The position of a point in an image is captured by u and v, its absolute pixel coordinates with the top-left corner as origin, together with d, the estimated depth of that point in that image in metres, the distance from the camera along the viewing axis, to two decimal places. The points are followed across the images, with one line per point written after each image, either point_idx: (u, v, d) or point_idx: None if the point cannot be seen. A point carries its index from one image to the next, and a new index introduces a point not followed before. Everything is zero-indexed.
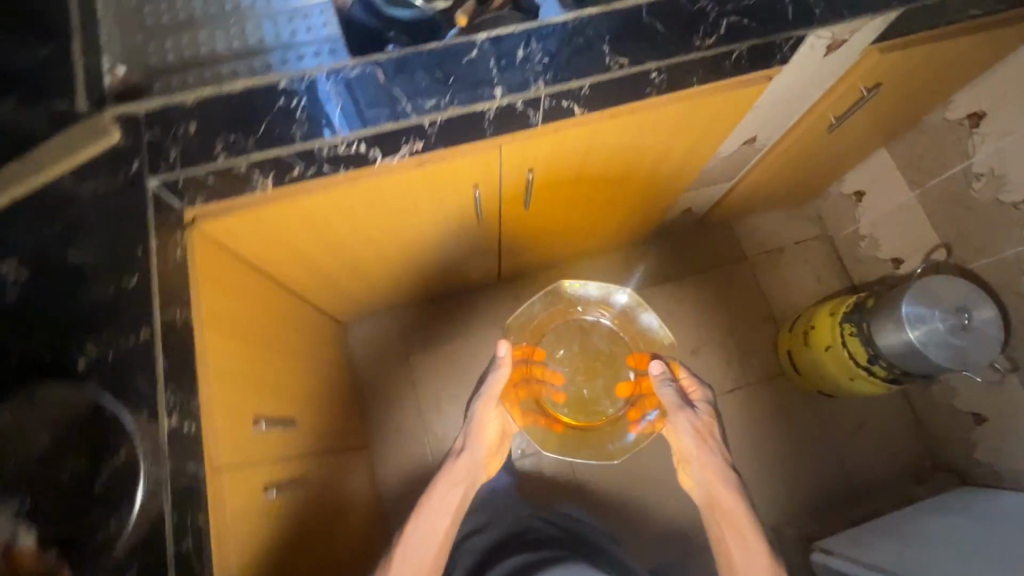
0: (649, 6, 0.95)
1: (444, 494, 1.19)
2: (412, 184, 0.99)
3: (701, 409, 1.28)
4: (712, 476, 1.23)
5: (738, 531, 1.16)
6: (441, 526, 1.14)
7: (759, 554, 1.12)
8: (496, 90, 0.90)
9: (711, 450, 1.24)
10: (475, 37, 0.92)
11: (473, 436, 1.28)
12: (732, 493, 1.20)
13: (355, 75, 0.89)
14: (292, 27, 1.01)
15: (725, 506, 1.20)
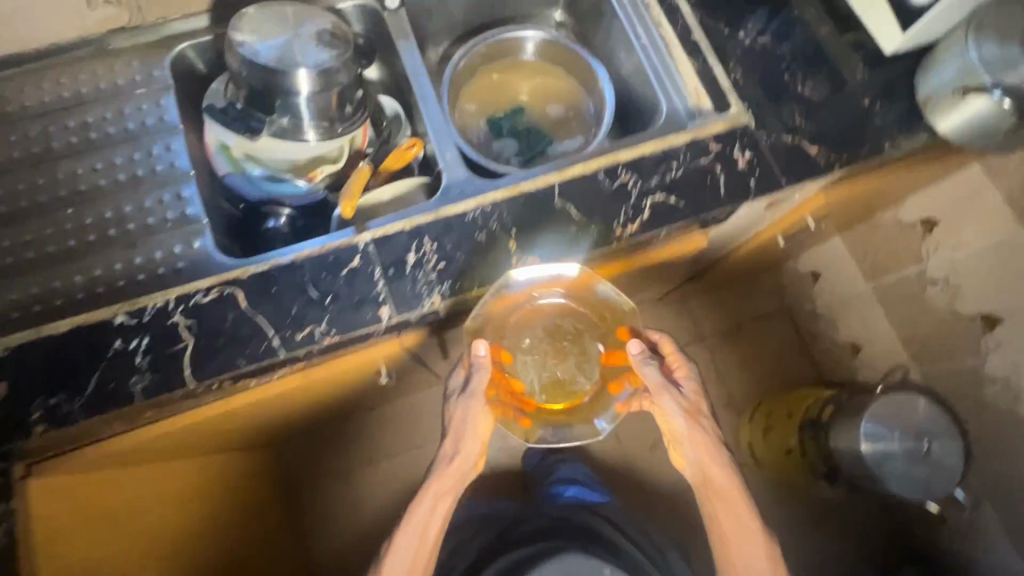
0: (561, 185, 0.83)
1: (429, 510, 0.86)
2: (273, 388, 0.84)
3: (688, 387, 0.91)
4: (701, 452, 0.88)
5: (737, 527, 0.86)
6: (427, 549, 0.84)
7: (756, 550, 0.85)
8: (383, 309, 0.76)
9: (703, 426, 0.89)
10: (357, 237, 0.78)
11: (466, 441, 0.86)
12: (729, 482, 0.88)
13: (211, 302, 0.74)
14: (148, 212, 0.85)
15: (715, 489, 0.88)
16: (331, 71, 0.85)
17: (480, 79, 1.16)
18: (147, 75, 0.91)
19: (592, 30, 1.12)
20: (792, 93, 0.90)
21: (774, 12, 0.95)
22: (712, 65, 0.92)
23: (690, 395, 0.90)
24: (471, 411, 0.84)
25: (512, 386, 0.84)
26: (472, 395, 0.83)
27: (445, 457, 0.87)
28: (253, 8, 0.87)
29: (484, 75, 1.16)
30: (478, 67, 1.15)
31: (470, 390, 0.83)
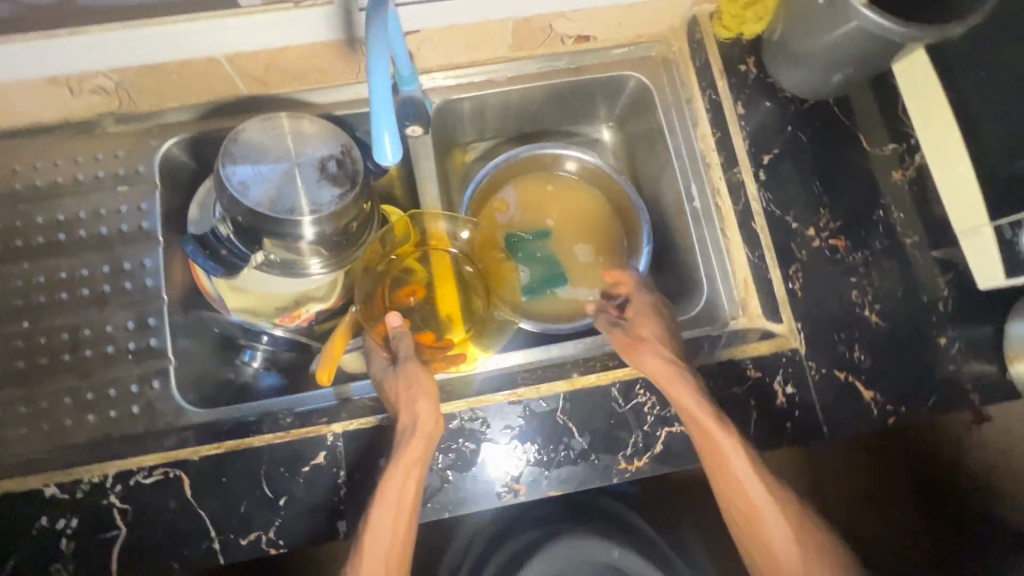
0: (568, 396, 0.72)
1: (400, 490, 0.62)
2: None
3: (642, 320, 0.74)
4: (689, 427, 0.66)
5: (753, 499, 0.64)
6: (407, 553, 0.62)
7: (785, 524, 0.64)
8: (340, 521, 0.66)
9: (667, 352, 0.69)
10: (327, 428, 0.69)
11: (420, 398, 0.65)
12: (733, 445, 0.65)
13: (152, 485, 0.66)
14: (109, 339, 0.76)
15: (714, 454, 0.65)
16: (326, 219, 0.73)
17: (514, 188, 0.99)
18: (130, 171, 0.81)
19: (643, 159, 0.97)
20: (856, 316, 0.77)
21: (857, 208, 0.80)
22: (769, 265, 0.79)
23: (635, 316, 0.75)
24: (407, 380, 0.67)
25: (424, 337, 0.79)
26: (400, 359, 0.69)
27: (402, 427, 0.64)
28: (252, 129, 0.75)
29: (524, 185, 1.00)
30: (518, 174, 0.99)
31: (400, 361, 0.68)
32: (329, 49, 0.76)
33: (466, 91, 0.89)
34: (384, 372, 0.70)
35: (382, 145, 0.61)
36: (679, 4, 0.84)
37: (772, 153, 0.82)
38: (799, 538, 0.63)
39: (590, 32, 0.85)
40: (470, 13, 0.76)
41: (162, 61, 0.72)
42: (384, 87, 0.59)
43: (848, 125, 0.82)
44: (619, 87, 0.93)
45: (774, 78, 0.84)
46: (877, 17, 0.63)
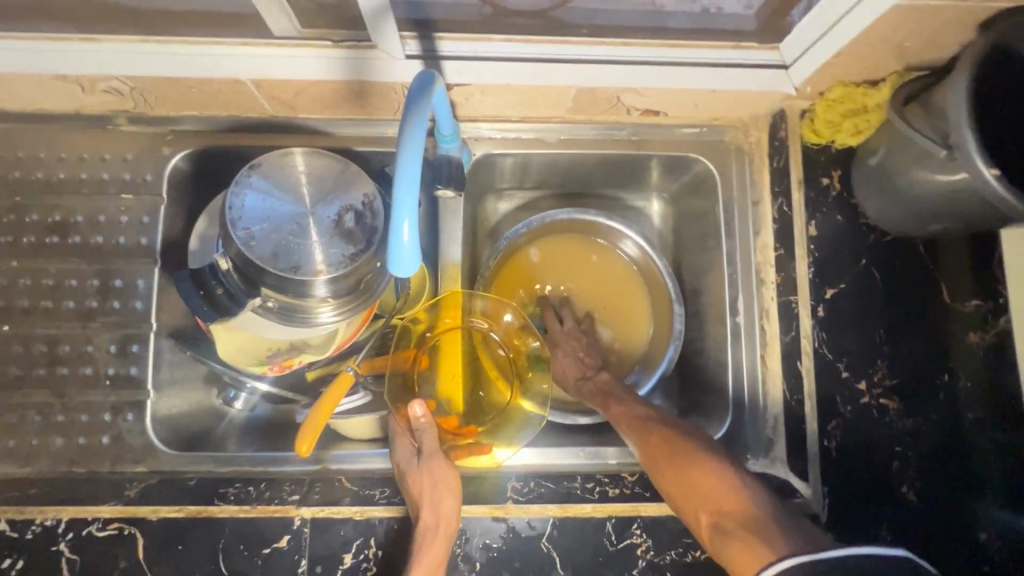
0: (558, 522, 0.67)
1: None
2: None
3: (563, 357, 0.84)
4: (623, 421, 0.70)
5: (682, 459, 0.62)
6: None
7: (721, 478, 0.59)
8: None
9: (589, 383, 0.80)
10: (295, 511, 0.65)
11: (443, 500, 0.63)
12: (667, 436, 0.65)
13: (106, 539, 0.63)
14: (88, 360, 0.72)
15: (644, 445, 0.66)
16: (335, 281, 0.66)
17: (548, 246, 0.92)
18: (135, 178, 0.75)
19: (692, 247, 0.87)
20: (890, 490, 0.69)
21: (918, 367, 0.71)
22: (807, 415, 0.71)
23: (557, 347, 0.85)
24: (434, 477, 0.65)
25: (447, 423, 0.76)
26: (424, 455, 0.66)
27: (421, 528, 0.62)
28: (266, 168, 0.69)
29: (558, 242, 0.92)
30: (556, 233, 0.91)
31: (426, 456, 0.66)
32: (366, 91, 0.68)
33: (510, 147, 0.80)
34: (407, 464, 0.67)
35: (399, 241, 0.50)
36: (770, 96, 0.73)
37: (838, 286, 0.73)
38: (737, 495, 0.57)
39: (660, 108, 0.75)
40: (530, 77, 0.66)
41: (181, 77, 0.65)
42: (414, 173, 0.49)
43: (930, 269, 0.73)
44: (681, 166, 0.82)
45: (858, 200, 0.74)
46: (1003, 191, 0.53)
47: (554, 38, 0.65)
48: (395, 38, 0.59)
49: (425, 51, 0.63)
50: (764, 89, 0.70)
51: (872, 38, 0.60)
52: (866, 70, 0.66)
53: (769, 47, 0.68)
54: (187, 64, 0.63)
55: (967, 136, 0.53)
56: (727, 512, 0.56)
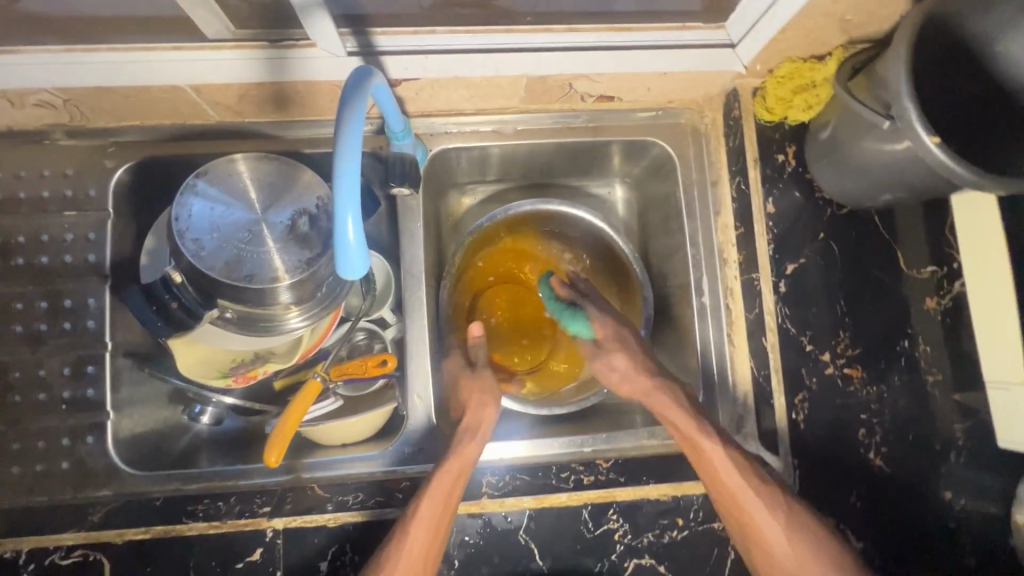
0: (533, 514, 0.67)
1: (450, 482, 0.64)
2: None
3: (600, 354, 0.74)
4: (722, 490, 0.64)
5: (788, 552, 0.62)
6: (437, 548, 0.62)
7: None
8: None
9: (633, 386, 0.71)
10: (267, 522, 0.64)
11: (488, 406, 0.72)
12: (764, 515, 0.63)
13: (71, 567, 0.61)
14: (41, 385, 0.70)
15: (738, 514, 0.64)
16: (296, 286, 0.65)
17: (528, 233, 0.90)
18: (78, 194, 0.72)
19: (656, 231, 0.88)
20: (859, 457, 0.71)
21: (879, 335, 0.72)
22: (774, 390, 0.72)
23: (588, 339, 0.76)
24: (487, 384, 0.74)
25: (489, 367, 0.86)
26: (478, 365, 0.77)
27: (465, 428, 0.69)
28: (213, 176, 0.67)
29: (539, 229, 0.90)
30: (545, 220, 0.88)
31: (481, 367, 0.77)
32: (311, 91, 0.66)
33: (466, 140, 0.79)
34: (458, 371, 0.77)
35: (345, 242, 0.49)
36: (720, 76, 0.73)
37: (799, 261, 0.74)
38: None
39: (615, 93, 0.75)
40: (477, 69, 0.66)
41: (116, 86, 0.62)
42: (354, 169, 0.48)
43: (886, 239, 0.74)
44: (640, 150, 0.83)
45: (812, 174, 0.74)
46: (946, 159, 0.53)
47: (498, 27, 0.64)
48: (332, 34, 0.57)
49: (365, 48, 0.62)
50: (714, 69, 0.70)
51: (812, 13, 0.60)
52: (811, 45, 0.66)
53: (714, 26, 0.68)
54: (119, 72, 0.61)
55: (908, 104, 0.54)
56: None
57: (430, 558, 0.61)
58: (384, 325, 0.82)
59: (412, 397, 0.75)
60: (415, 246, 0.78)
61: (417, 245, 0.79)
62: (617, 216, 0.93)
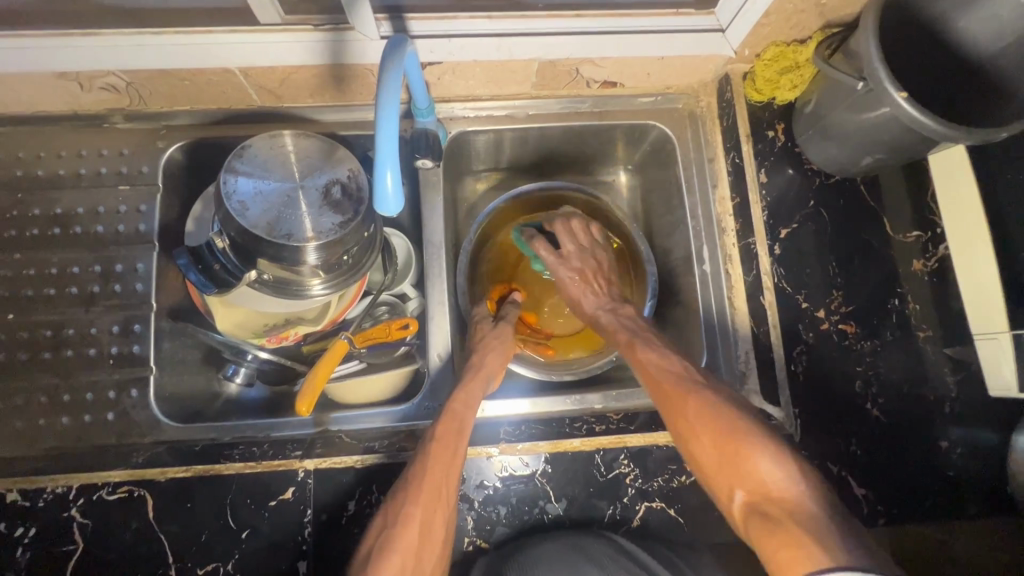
0: (549, 458, 0.70)
1: (457, 416, 0.68)
2: None
3: (563, 280, 0.86)
4: (650, 381, 0.70)
5: (712, 435, 0.62)
6: (455, 471, 0.64)
7: (765, 469, 0.57)
8: (301, 562, 0.65)
9: (596, 305, 0.84)
10: (299, 463, 0.68)
11: (492, 354, 0.76)
12: (694, 406, 0.65)
13: (116, 503, 0.65)
14: (92, 341, 0.75)
15: (667, 404, 0.67)
16: (323, 248, 0.68)
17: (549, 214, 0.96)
18: (132, 171, 0.80)
19: (658, 209, 0.94)
20: (857, 408, 0.75)
21: (872, 293, 0.77)
22: (773, 344, 0.79)
23: (561, 265, 0.85)
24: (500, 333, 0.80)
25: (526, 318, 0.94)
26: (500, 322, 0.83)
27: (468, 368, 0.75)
28: (258, 146, 0.71)
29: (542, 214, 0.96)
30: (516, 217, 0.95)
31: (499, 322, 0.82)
32: (346, 74, 0.74)
33: (483, 124, 0.87)
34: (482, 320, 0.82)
35: (383, 189, 0.56)
36: (713, 60, 0.80)
37: (791, 226, 0.80)
38: (782, 479, 0.56)
39: (617, 78, 0.83)
40: (494, 53, 0.74)
41: (174, 68, 0.70)
42: (393, 115, 0.54)
43: (873, 206, 0.79)
44: (640, 134, 0.90)
45: (802, 149, 0.81)
46: (910, 108, 0.59)
47: (513, 15, 0.72)
48: (369, 19, 0.65)
49: (396, 32, 0.70)
50: (706, 53, 0.78)
51: None
52: (794, 29, 0.74)
53: (706, 13, 0.76)
54: (177, 54, 0.68)
55: (874, 64, 0.61)
56: (771, 497, 0.56)
57: (449, 482, 0.63)
58: (405, 298, 0.88)
59: (431, 354, 0.81)
60: (436, 221, 0.86)
61: (437, 219, 0.86)
62: (622, 200, 1.00)
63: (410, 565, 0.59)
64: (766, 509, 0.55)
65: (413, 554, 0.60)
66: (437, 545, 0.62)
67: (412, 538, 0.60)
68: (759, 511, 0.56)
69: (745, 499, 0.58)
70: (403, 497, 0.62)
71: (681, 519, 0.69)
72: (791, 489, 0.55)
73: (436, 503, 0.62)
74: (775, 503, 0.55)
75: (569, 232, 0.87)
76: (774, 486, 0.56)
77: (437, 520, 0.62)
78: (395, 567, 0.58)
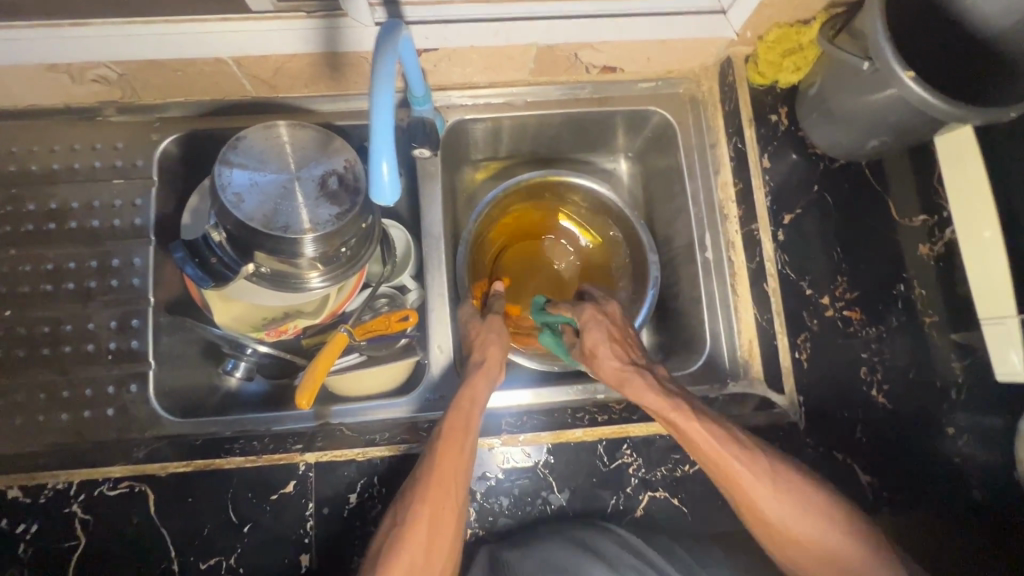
0: (552, 449, 0.70)
1: (463, 415, 0.67)
2: None
3: (587, 321, 0.71)
4: (699, 449, 0.64)
5: (777, 499, 0.63)
6: (463, 468, 0.64)
7: (819, 523, 0.63)
8: (304, 556, 0.65)
9: (621, 361, 0.69)
10: (300, 457, 0.68)
11: (492, 346, 0.74)
12: (759, 478, 0.63)
13: (117, 498, 0.65)
14: (90, 337, 0.75)
15: (734, 481, 0.63)
16: (321, 240, 0.67)
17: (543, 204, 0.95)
18: (126, 164, 0.79)
19: (660, 196, 0.93)
20: (862, 396, 0.74)
21: (876, 279, 0.76)
22: (777, 331, 0.78)
23: (587, 305, 0.73)
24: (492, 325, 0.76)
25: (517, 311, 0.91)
26: (488, 313, 0.77)
27: (471, 363, 0.73)
28: (252, 137, 0.70)
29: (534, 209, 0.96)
30: (507, 206, 0.93)
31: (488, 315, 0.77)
32: (341, 62, 0.73)
33: (480, 112, 0.86)
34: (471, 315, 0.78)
35: (378, 178, 0.55)
36: (715, 43, 0.79)
37: (795, 212, 0.79)
38: (859, 554, 0.61)
39: (617, 63, 0.81)
40: (491, 38, 0.72)
41: (167, 58, 0.69)
42: (388, 101, 0.53)
43: (878, 190, 0.78)
44: (641, 120, 0.89)
45: (805, 133, 0.80)
46: (918, 89, 0.58)
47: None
48: (363, 5, 0.64)
49: (390, 18, 0.68)
50: (708, 36, 0.76)
51: None
52: (797, 9, 0.72)
53: None
54: (168, 44, 0.67)
55: (880, 43, 0.59)
56: (855, 571, 0.61)
57: (455, 481, 0.63)
58: (405, 290, 0.86)
59: (432, 348, 0.81)
60: (435, 211, 0.85)
61: (436, 210, 0.85)
62: (623, 187, 0.98)
63: (420, 560, 0.60)
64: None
65: (423, 550, 0.60)
66: (448, 543, 0.61)
67: (420, 536, 0.60)
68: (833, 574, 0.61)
69: (821, 564, 0.62)
70: (411, 496, 0.62)
71: (686, 508, 0.69)
72: (850, 547, 0.62)
73: (444, 500, 0.62)
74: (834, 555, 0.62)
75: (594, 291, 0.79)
76: (843, 551, 0.61)
77: (445, 518, 0.62)
78: (406, 562, 0.59)
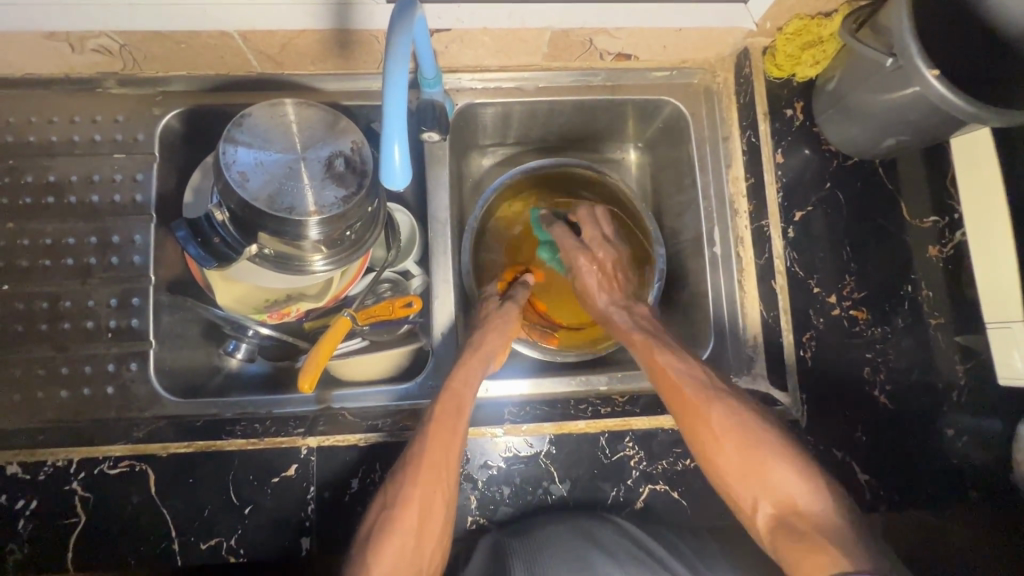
0: (554, 439, 0.70)
1: (461, 396, 0.67)
2: None
3: (580, 268, 0.82)
4: (673, 390, 0.67)
5: (739, 444, 0.62)
6: (456, 449, 0.64)
7: (784, 475, 0.60)
8: (304, 539, 0.65)
9: (607, 302, 0.80)
10: (301, 441, 0.67)
11: (495, 333, 0.74)
12: (726, 422, 0.64)
13: (118, 477, 0.65)
14: (89, 314, 0.74)
15: (684, 406, 0.66)
16: (326, 223, 0.65)
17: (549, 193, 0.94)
18: (127, 138, 0.77)
19: (668, 188, 0.92)
20: (863, 395, 0.74)
21: (885, 280, 0.75)
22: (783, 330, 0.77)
23: (580, 250, 0.82)
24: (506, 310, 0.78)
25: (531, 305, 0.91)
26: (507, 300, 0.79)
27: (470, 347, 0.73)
28: (258, 115, 0.68)
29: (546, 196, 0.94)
30: (513, 192, 0.92)
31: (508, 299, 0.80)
32: (351, 40, 0.71)
33: (491, 97, 0.84)
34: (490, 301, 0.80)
35: (390, 162, 0.53)
36: (732, 33, 0.77)
37: (806, 209, 0.78)
38: (808, 494, 0.59)
39: (632, 51, 0.79)
40: (505, 21, 0.70)
41: (170, 30, 0.67)
42: (402, 83, 0.52)
43: (891, 190, 0.77)
44: (653, 110, 0.88)
45: (820, 129, 0.78)
46: (941, 87, 0.57)
47: None
48: None
49: None
50: (727, 25, 0.75)
51: None
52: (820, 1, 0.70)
53: None
54: (172, 17, 0.65)
55: (907, 37, 0.58)
56: (797, 510, 0.58)
57: (448, 463, 0.62)
58: (408, 276, 0.86)
59: (436, 333, 0.80)
60: (441, 197, 0.83)
61: (443, 195, 0.83)
62: (632, 178, 0.97)
63: (411, 543, 0.59)
64: (792, 523, 0.57)
65: (414, 533, 0.60)
66: (439, 526, 0.61)
67: (411, 518, 0.60)
68: (787, 523, 0.58)
69: (751, 482, 0.61)
70: (404, 476, 0.62)
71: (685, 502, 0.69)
72: (813, 503, 0.58)
73: (436, 484, 0.61)
74: (792, 504, 0.58)
75: (594, 222, 0.85)
76: (799, 500, 0.59)
77: (437, 500, 0.61)
78: (397, 544, 0.59)
